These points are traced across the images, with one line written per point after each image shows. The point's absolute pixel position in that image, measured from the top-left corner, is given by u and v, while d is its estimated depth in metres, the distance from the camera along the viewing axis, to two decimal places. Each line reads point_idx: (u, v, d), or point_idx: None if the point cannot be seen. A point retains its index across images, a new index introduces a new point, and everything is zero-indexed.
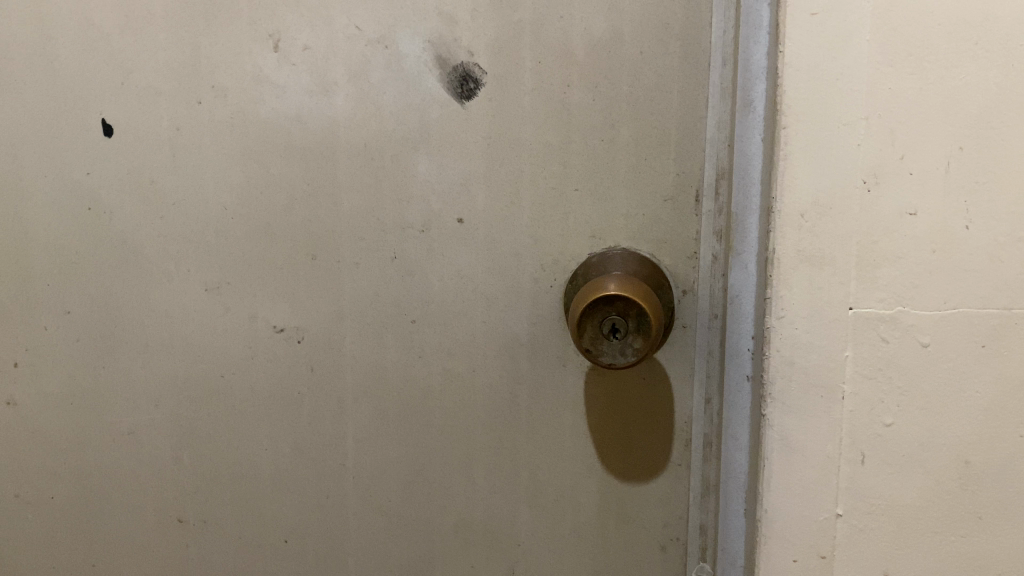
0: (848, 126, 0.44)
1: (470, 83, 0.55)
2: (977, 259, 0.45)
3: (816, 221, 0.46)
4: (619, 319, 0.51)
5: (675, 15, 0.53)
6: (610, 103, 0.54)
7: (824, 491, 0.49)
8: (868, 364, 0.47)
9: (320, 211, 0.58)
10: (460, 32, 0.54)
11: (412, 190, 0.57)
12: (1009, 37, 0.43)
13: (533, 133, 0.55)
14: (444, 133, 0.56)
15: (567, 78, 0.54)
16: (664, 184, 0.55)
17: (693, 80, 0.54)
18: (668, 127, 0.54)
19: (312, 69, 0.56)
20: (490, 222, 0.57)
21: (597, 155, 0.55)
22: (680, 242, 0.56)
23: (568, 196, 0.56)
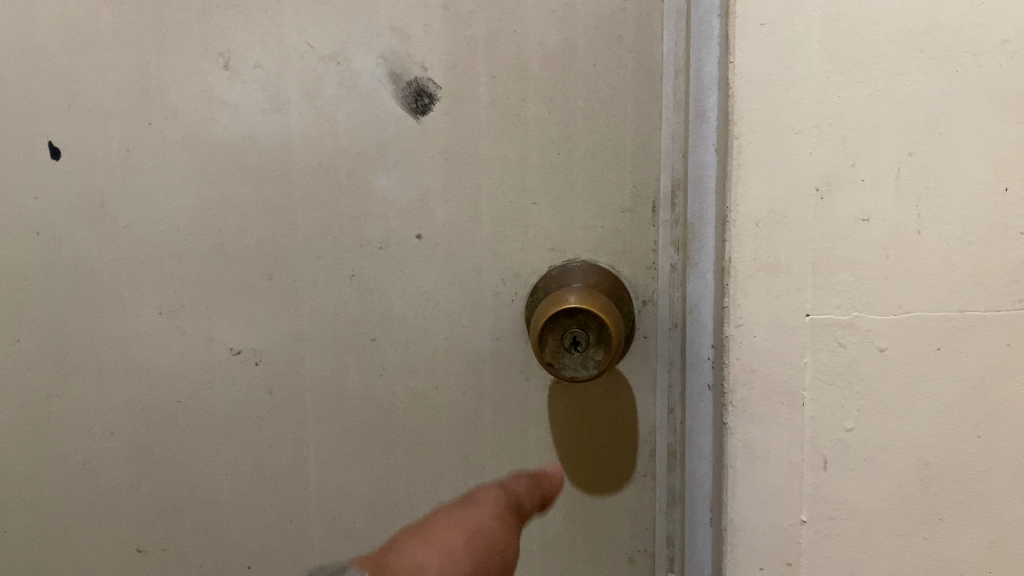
0: (799, 135, 0.45)
1: (424, 99, 0.55)
2: (932, 263, 0.46)
3: (771, 229, 0.46)
4: (580, 331, 0.51)
5: (628, 28, 0.53)
6: (566, 116, 0.55)
7: (788, 498, 0.49)
8: (828, 370, 0.47)
9: (276, 230, 0.57)
10: (413, 48, 0.54)
11: (370, 208, 0.56)
12: (953, 44, 0.44)
13: (490, 147, 0.55)
14: (400, 149, 0.56)
15: (522, 92, 0.54)
16: (621, 196, 0.55)
17: (648, 92, 0.54)
18: (624, 139, 0.55)
19: (264, 87, 0.55)
20: (450, 238, 0.57)
21: (555, 167, 0.55)
22: (639, 253, 0.56)
23: (526, 210, 0.56)
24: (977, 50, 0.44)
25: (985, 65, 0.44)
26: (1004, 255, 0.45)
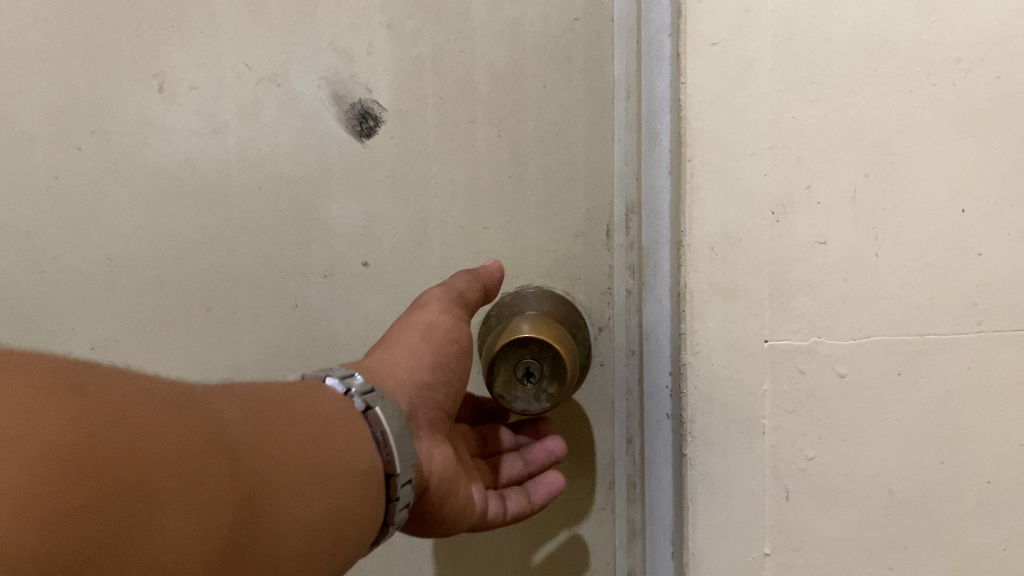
0: (754, 156, 0.43)
1: (370, 121, 0.53)
2: (890, 285, 0.44)
3: (726, 253, 0.44)
4: (534, 363, 0.49)
5: (578, 48, 0.53)
6: (516, 138, 0.54)
7: (751, 532, 0.47)
8: (789, 398, 0.45)
9: (214, 259, 0.54)
10: (357, 68, 0.52)
11: (314, 234, 0.54)
12: (907, 63, 0.42)
13: (439, 170, 0.54)
14: (345, 174, 0.54)
15: (471, 113, 0.53)
16: (575, 220, 0.55)
17: (599, 114, 0.54)
18: (577, 162, 0.54)
19: (202, 111, 0.53)
20: (398, 265, 0.55)
21: (506, 191, 0.54)
22: (595, 278, 0.55)
23: (477, 235, 0.55)
24: (930, 68, 0.42)
25: (939, 83, 0.42)
26: (962, 277, 0.44)
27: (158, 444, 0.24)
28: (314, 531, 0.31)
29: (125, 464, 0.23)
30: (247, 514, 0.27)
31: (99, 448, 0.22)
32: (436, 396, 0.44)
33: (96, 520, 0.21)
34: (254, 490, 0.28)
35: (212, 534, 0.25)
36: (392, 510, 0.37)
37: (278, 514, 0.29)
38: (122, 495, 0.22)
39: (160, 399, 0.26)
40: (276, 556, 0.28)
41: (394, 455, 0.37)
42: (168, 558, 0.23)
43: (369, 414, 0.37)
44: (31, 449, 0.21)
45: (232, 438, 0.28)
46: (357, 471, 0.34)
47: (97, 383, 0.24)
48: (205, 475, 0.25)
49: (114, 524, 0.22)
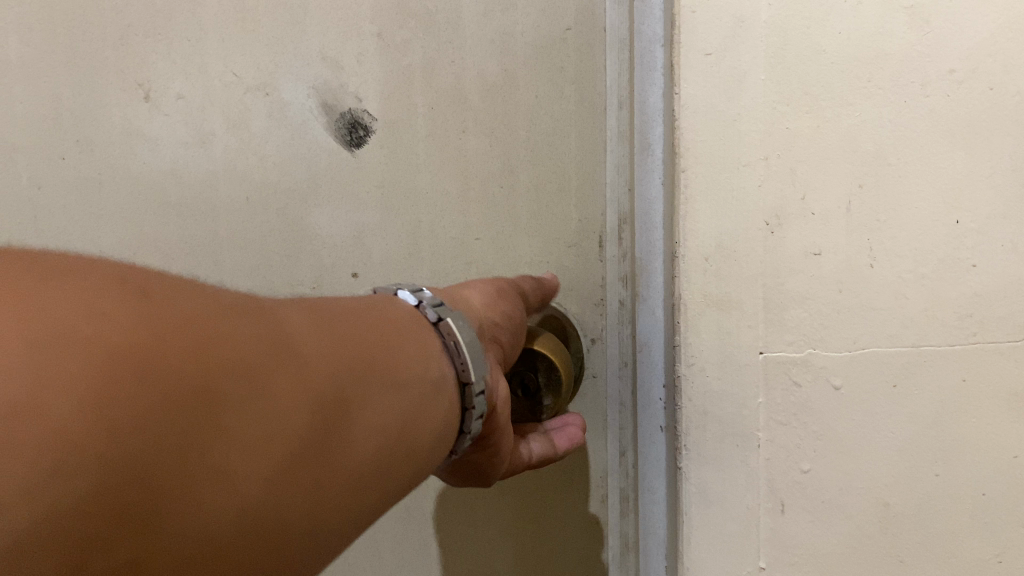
0: (747, 167, 0.43)
1: (359, 131, 0.52)
2: (884, 296, 0.44)
3: (720, 264, 0.44)
4: (535, 376, 0.49)
5: (569, 58, 0.52)
6: (508, 149, 0.53)
7: (744, 547, 0.47)
8: (783, 410, 0.45)
9: (200, 270, 0.53)
10: (346, 78, 0.52)
11: (303, 245, 0.53)
12: (900, 74, 0.42)
13: (429, 181, 0.53)
14: (334, 184, 0.53)
15: (462, 123, 0.53)
16: (567, 231, 0.54)
17: (592, 125, 0.53)
18: (568, 171, 0.53)
19: (188, 120, 0.52)
20: (387, 276, 0.54)
21: (497, 203, 0.54)
22: (587, 290, 0.55)
23: (469, 246, 0.54)
24: (923, 79, 0.42)
25: (932, 94, 0.42)
26: (955, 290, 0.44)
27: (218, 344, 0.24)
28: (394, 442, 0.30)
29: (189, 363, 0.23)
30: (320, 418, 0.26)
31: (161, 344, 0.22)
32: (507, 332, 0.43)
33: (160, 409, 0.21)
34: (328, 394, 0.27)
35: (282, 436, 0.25)
36: (468, 422, 0.36)
37: (356, 423, 0.28)
38: (183, 393, 0.22)
39: (228, 309, 0.27)
40: (356, 466, 0.28)
41: (470, 364, 0.35)
42: (231, 456, 0.23)
43: (440, 325, 0.36)
44: (94, 342, 0.21)
45: (302, 343, 0.28)
46: (432, 384, 0.33)
47: (162, 290, 0.25)
48: (268, 380, 0.25)
49: (179, 416, 0.22)
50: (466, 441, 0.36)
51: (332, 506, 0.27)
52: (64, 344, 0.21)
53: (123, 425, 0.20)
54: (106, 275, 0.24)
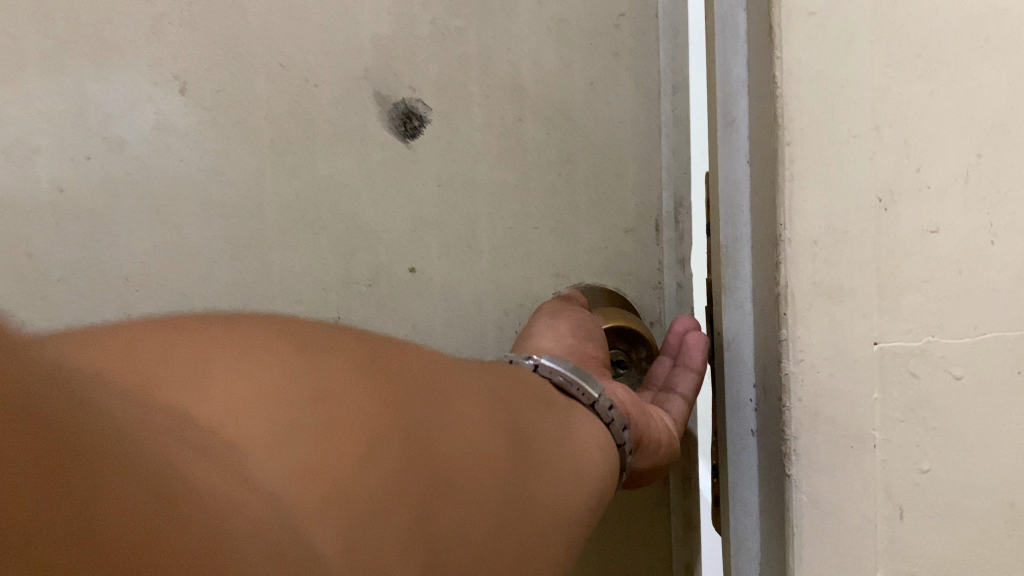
0: (858, 138, 0.39)
1: (415, 121, 0.49)
2: (1006, 277, 0.41)
3: (831, 248, 0.39)
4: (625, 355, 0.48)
5: (625, 43, 0.49)
6: (566, 135, 0.50)
7: (863, 559, 0.42)
8: (902, 406, 0.41)
9: (247, 274, 0.49)
10: (399, 66, 0.48)
11: (358, 242, 0.49)
12: (1016, 35, 0.39)
13: (487, 171, 0.49)
14: (389, 178, 0.49)
15: (520, 110, 0.49)
16: (624, 215, 0.51)
17: (645, 110, 0.50)
18: (624, 156, 0.50)
19: (228, 114, 0.47)
20: (446, 270, 0.50)
21: (556, 190, 0.50)
22: (646, 274, 0.52)
23: (527, 236, 0.50)
24: None
25: None
26: None
27: (419, 353, 0.29)
28: (567, 452, 0.33)
29: (413, 367, 0.28)
30: (506, 410, 0.31)
31: (386, 353, 0.27)
32: (590, 347, 0.43)
33: (413, 403, 0.26)
34: (493, 389, 0.32)
35: (488, 420, 0.29)
36: (617, 434, 0.38)
37: (529, 416, 0.32)
38: (422, 390, 0.27)
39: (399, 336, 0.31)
40: (547, 450, 0.32)
41: (585, 386, 0.38)
42: (466, 434, 0.27)
43: (539, 369, 0.39)
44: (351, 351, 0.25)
45: (460, 360, 0.33)
46: (565, 405, 0.37)
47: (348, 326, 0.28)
48: (461, 381, 0.30)
49: (425, 408, 0.26)
50: (624, 450, 0.39)
51: (546, 484, 0.30)
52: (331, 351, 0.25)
53: (393, 439, 0.24)
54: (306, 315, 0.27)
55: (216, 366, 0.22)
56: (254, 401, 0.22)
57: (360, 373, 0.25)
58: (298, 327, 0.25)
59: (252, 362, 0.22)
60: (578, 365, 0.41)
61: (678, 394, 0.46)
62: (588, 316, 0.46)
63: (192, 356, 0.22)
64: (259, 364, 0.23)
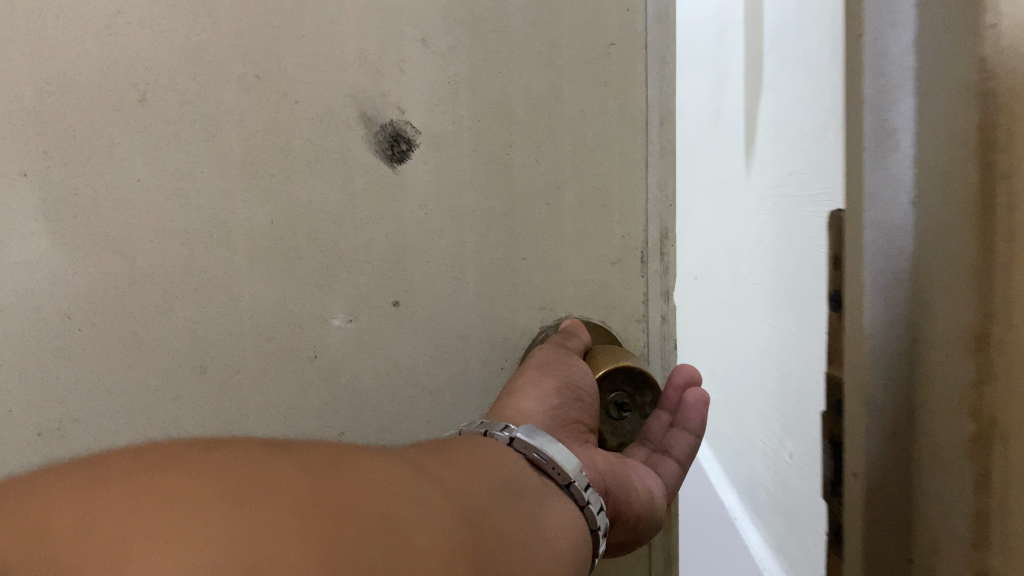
0: None
1: (401, 144, 0.47)
2: None
3: None
4: (626, 398, 0.49)
5: (611, 72, 0.48)
6: (554, 164, 0.48)
7: None
8: None
9: (211, 309, 0.46)
10: (387, 86, 0.46)
11: (338, 273, 0.47)
12: None
13: (475, 198, 0.48)
14: (373, 203, 0.47)
15: (508, 138, 0.48)
16: (609, 247, 0.50)
17: (633, 141, 0.49)
18: (612, 189, 0.49)
19: (193, 130, 0.44)
20: (429, 303, 0.49)
21: (544, 219, 0.49)
22: (629, 306, 0.51)
23: (515, 267, 0.49)
24: None
25: None
26: None
27: (390, 483, 0.30)
28: (546, 531, 0.35)
29: (359, 496, 0.28)
30: (477, 519, 0.32)
31: (337, 488, 0.28)
32: (573, 408, 0.46)
33: (366, 531, 0.26)
34: (462, 496, 0.33)
35: (458, 533, 0.30)
36: (592, 519, 0.41)
37: (504, 522, 0.33)
38: (376, 522, 0.27)
39: (392, 463, 0.33)
40: (530, 552, 0.33)
41: (561, 466, 0.41)
42: (424, 548, 0.27)
43: (513, 444, 0.41)
44: (287, 494, 0.26)
45: (437, 473, 0.34)
46: (537, 493, 0.38)
47: (336, 467, 0.29)
48: (421, 495, 0.31)
49: (381, 539, 0.26)
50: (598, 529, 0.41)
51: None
52: (295, 508, 0.25)
53: None
54: (308, 464, 0.29)
55: (198, 538, 0.23)
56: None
57: (296, 515, 0.25)
58: (287, 475, 0.27)
59: (219, 535, 0.23)
60: (552, 436, 0.43)
61: (671, 454, 0.52)
62: (583, 367, 0.46)
63: (110, 538, 0.23)
64: (172, 528, 0.23)
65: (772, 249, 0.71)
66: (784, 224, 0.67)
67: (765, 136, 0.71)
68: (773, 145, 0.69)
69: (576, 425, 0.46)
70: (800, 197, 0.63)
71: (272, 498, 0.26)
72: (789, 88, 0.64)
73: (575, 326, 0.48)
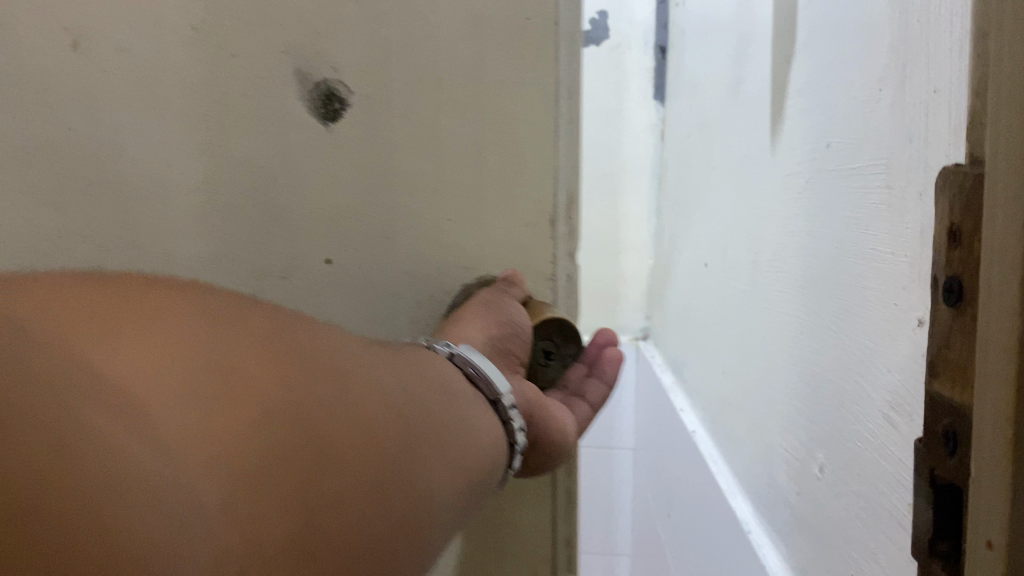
0: None
1: (335, 103, 0.48)
2: None
3: None
4: (552, 346, 0.55)
5: (530, 44, 0.49)
6: (478, 131, 0.50)
7: None
8: None
9: (151, 259, 0.49)
10: (321, 45, 0.47)
11: (274, 229, 0.49)
12: None
13: (404, 161, 0.50)
14: (307, 162, 0.49)
15: (433, 103, 0.49)
16: (524, 209, 0.51)
17: (548, 112, 0.50)
18: (528, 156, 0.50)
19: (131, 81, 0.46)
20: (362, 262, 0.51)
21: (467, 181, 0.50)
22: (541, 266, 0.53)
23: (441, 228, 0.51)
24: None
25: None
26: None
27: (341, 359, 0.35)
28: (467, 433, 0.41)
29: (315, 364, 0.33)
30: (406, 395, 0.38)
31: (297, 352, 0.33)
32: (511, 342, 0.50)
33: (314, 394, 0.32)
34: (397, 375, 0.38)
35: (388, 407, 0.36)
36: (512, 433, 0.46)
37: (428, 402, 0.39)
38: (322, 387, 0.32)
39: (342, 343, 0.37)
40: (443, 427, 0.39)
41: (494, 383, 0.46)
42: (358, 415, 0.33)
43: (455, 358, 0.45)
44: (258, 346, 0.31)
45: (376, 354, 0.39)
46: (468, 400, 0.43)
47: (299, 333, 0.34)
48: (366, 371, 0.36)
49: (324, 401, 0.32)
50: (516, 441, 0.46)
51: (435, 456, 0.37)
52: (262, 359, 0.31)
53: (282, 426, 0.29)
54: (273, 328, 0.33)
55: (178, 358, 0.28)
56: (176, 392, 0.27)
57: (261, 365, 0.30)
58: (260, 331, 0.32)
59: (195, 362, 0.28)
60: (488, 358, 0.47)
61: (585, 399, 0.58)
62: (519, 306, 0.50)
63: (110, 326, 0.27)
64: (162, 345, 0.28)
65: (801, 234, 0.59)
66: (839, 206, 0.51)
67: (795, 106, 0.60)
68: (810, 114, 0.57)
69: (510, 362, 0.50)
70: (844, 171, 0.51)
71: (245, 344, 0.31)
72: (833, 45, 0.53)
73: (517, 276, 0.52)
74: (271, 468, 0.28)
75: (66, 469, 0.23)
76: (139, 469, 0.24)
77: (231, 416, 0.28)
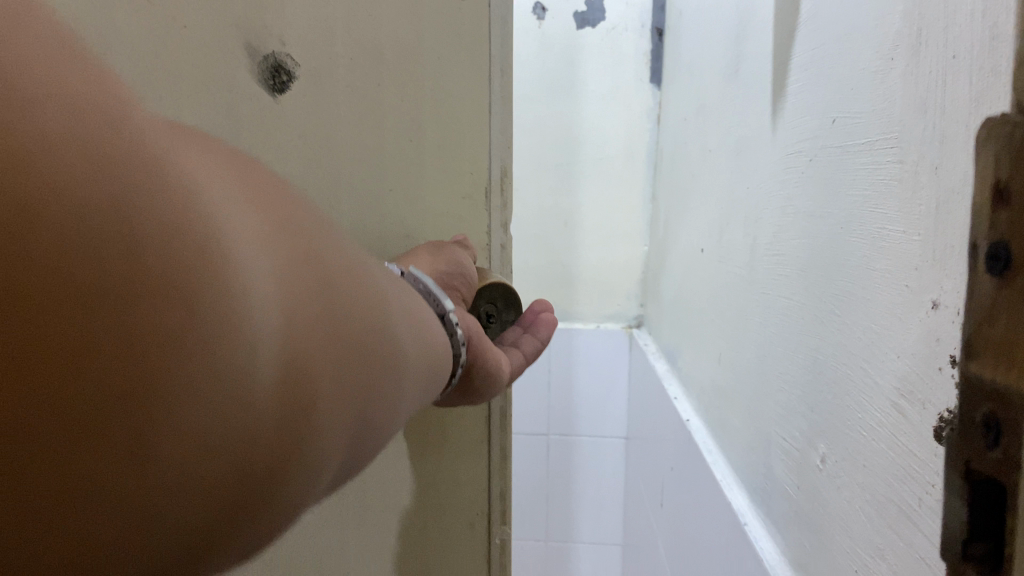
0: None
1: (282, 75, 0.51)
2: None
3: None
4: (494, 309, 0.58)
5: (465, 27, 0.54)
6: (418, 105, 0.54)
7: None
8: None
9: None
10: (268, 19, 0.49)
11: None
12: None
13: (349, 132, 0.53)
14: (255, 131, 0.51)
15: (377, 78, 0.53)
16: (461, 183, 0.57)
17: (480, 89, 0.56)
18: (463, 131, 0.56)
19: None
20: None
21: (408, 154, 0.55)
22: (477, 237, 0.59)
23: (383, 199, 0.55)
24: None
25: None
26: None
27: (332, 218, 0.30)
28: (431, 333, 0.33)
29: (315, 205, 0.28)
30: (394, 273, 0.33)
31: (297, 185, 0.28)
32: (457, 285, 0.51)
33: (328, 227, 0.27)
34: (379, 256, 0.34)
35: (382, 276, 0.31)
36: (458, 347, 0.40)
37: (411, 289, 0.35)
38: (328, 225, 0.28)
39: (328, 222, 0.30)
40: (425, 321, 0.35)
41: (441, 297, 0.41)
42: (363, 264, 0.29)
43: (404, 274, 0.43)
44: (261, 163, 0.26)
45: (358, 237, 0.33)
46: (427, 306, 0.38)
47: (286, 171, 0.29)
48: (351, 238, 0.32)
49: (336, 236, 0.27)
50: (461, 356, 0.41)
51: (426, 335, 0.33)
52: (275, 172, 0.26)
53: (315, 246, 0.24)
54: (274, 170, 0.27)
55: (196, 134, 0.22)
56: (207, 168, 0.20)
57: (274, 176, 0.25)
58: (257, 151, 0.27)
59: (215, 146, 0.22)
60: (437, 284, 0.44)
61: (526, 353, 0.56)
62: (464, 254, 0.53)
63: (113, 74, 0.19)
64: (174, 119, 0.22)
65: (804, 214, 0.51)
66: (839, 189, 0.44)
67: (796, 83, 0.53)
68: (809, 91, 0.50)
69: (457, 302, 0.51)
70: (847, 148, 0.43)
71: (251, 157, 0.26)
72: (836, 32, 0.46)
73: (467, 241, 0.56)
74: (325, 280, 0.23)
75: (41, 205, 0.15)
76: (155, 223, 0.17)
77: (266, 214, 0.22)
